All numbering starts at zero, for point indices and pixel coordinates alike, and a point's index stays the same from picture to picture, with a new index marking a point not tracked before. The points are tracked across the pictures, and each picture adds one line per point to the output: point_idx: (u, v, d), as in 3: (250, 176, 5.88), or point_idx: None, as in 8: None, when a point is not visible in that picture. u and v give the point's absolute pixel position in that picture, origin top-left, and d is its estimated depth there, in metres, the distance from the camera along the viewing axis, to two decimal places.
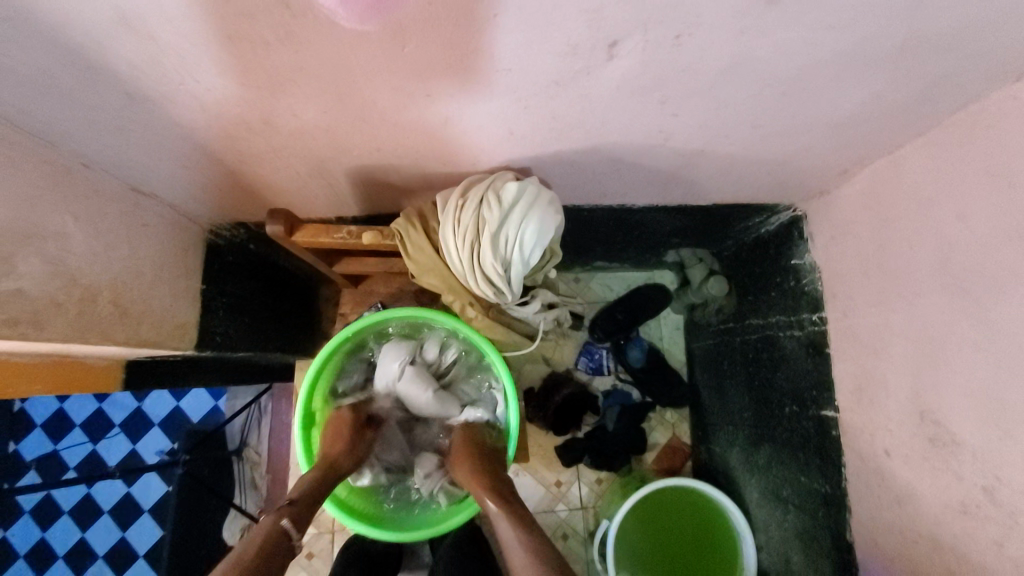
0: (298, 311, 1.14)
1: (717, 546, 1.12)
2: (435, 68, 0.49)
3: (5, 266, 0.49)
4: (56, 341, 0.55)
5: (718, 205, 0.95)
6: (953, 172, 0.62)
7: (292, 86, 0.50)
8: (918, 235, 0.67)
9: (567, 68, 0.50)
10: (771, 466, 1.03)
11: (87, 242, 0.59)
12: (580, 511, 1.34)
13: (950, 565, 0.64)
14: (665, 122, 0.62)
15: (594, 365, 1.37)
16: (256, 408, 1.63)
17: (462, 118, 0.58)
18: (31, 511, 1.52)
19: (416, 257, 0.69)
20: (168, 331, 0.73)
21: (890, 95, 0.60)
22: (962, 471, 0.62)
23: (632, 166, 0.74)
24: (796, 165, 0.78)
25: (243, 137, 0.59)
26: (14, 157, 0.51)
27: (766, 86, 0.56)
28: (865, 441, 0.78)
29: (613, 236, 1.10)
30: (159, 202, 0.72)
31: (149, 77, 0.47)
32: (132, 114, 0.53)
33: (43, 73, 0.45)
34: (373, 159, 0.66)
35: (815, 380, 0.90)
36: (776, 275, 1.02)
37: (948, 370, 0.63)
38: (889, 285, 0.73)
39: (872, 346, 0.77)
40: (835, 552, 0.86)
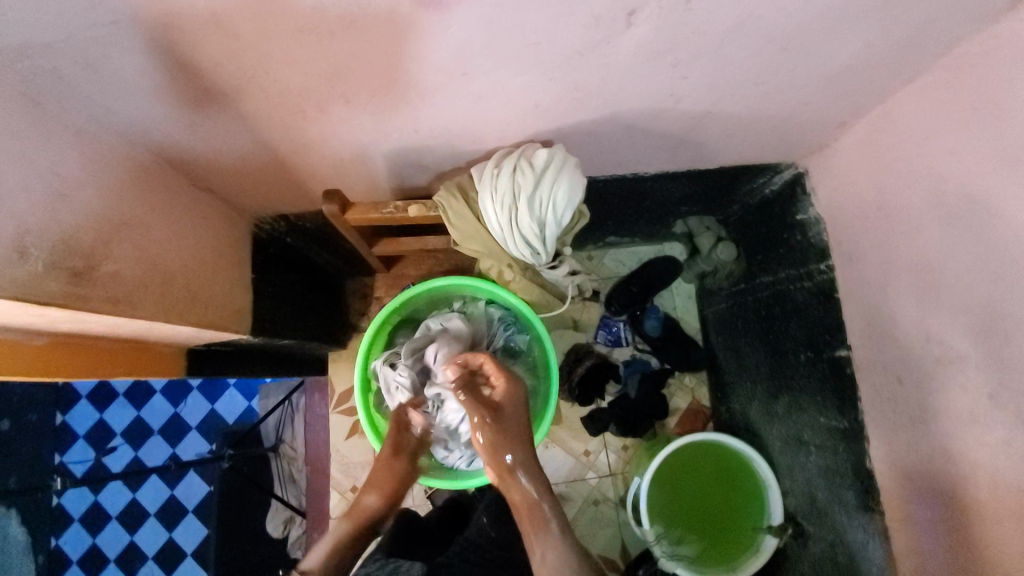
0: (329, 302, 1.19)
1: (743, 498, 1.19)
2: (475, 47, 0.55)
3: (104, 250, 0.55)
4: (148, 319, 0.61)
5: (723, 167, 1.01)
6: (942, 113, 0.68)
7: (349, 73, 0.56)
8: (914, 173, 0.73)
9: (591, 38, 0.56)
10: (790, 413, 1.09)
11: (162, 231, 0.65)
12: (609, 477, 1.40)
13: (965, 473, 0.70)
14: (676, 85, 0.68)
15: (612, 338, 1.43)
16: (289, 405, 1.60)
17: (495, 94, 0.64)
18: (80, 519, 1.60)
19: (459, 225, 0.77)
20: (229, 315, 0.79)
21: (879, 46, 0.66)
22: (969, 384, 0.68)
23: (645, 132, 0.80)
24: (796, 121, 0.84)
25: (297, 125, 0.65)
26: (103, 154, 0.57)
27: (767, 44, 0.62)
28: (879, 373, 0.84)
29: (625, 208, 1.16)
30: (213, 196, 0.78)
31: (224, 70, 0.53)
32: (203, 109, 0.59)
33: (134, 72, 0.51)
34: (411, 141, 0.72)
35: (827, 324, 0.96)
36: (783, 231, 1.08)
37: (951, 293, 0.69)
38: (890, 224, 0.79)
39: (879, 283, 0.83)
40: (858, 482, 0.92)
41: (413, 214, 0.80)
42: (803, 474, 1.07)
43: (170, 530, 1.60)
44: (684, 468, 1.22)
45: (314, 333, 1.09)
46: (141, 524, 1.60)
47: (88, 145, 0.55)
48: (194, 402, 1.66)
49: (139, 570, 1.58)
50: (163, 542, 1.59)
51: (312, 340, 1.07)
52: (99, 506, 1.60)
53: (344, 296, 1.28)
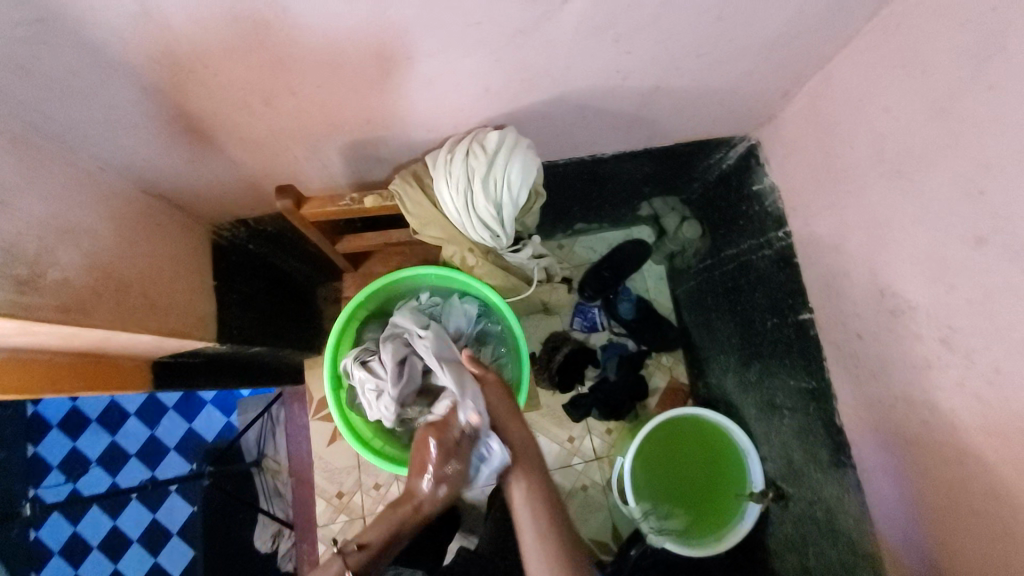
0: (300, 308, 1.18)
1: (726, 469, 1.21)
2: (417, 32, 0.56)
3: (50, 257, 0.54)
4: (102, 327, 0.59)
5: (679, 144, 1.03)
6: (876, 72, 0.71)
7: (291, 63, 0.56)
8: (856, 134, 0.76)
9: (530, 15, 0.57)
10: (763, 380, 1.12)
11: (112, 237, 0.64)
12: (595, 462, 1.41)
13: (925, 417, 0.73)
14: (620, 61, 0.69)
15: (588, 324, 1.44)
16: (269, 417, 1.58)
17: (442, 79, 0.65)
18: (60, 552, 1.52)
19: (416, 212, 0.79)
20: (192, 323, 0.78)
21: (811, 11, 0.68)
22: (922, 331, 0.71)
23: (596, 112, 0.82)
24: (743, 92, 0.86)
25: (245, 122, 0.65)
26: (41, 159, 0.56)
27: (704, 14, 0.64)
28: (840, 331, 0.87)
29: (588, 193, 1.17)
30: (166, 203, 0.77)
31: (161, 65, 0.53)
32: (145, 109, 0.58)
33: (67, 73, 0.51)
34: (363, 133, 0.72)
35: (788, 290, 0.99)
36: (741, 204, 1.10)
37: (898, 245, 0.72)
38: (838, 186, 0.82)
39: (833, 244, 0.85)
40: (830, 439, 0.94)
41: (370, 206, 0.80)
42: (779, 439, 1.10)
43: (154, 555, 1.56)
44: (668, 443, 1.24)
45: (286, 338, 1.08)
46: (124, 551, 1.56)
47: (26, 151, 0.54)
48: (171, 422, 1.64)
49: None
50: (147, 569, 1.55)
51: (285, 345, 1.06)
52: (77, 537, 1.55)
53: (315, 301, 1.27)
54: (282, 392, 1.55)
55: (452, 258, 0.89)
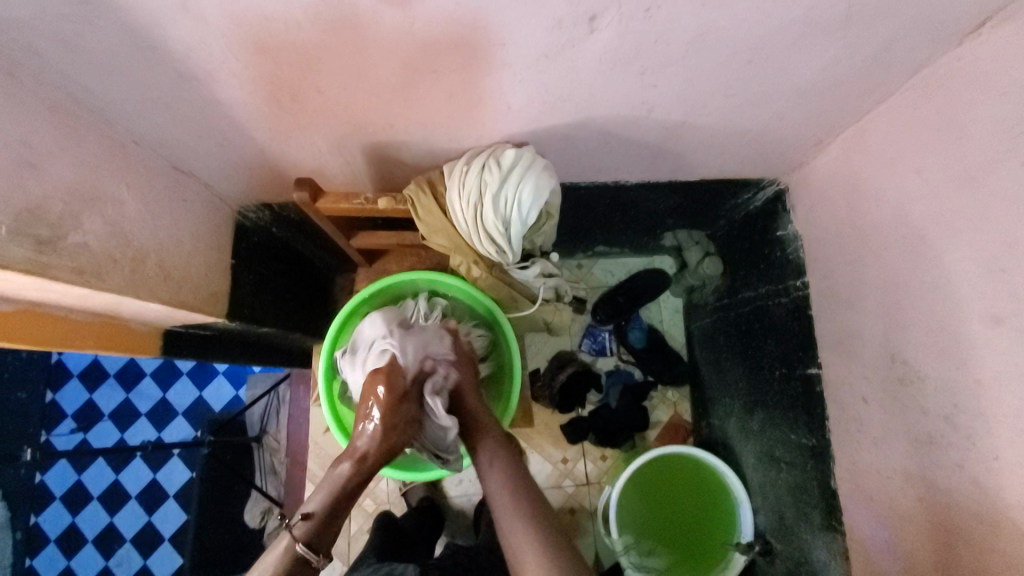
0: (316, 294, 1.21)
1: (715, 514, 1.18)
2: (443, 47, 0.57)
3: (74, 221, 0.57)
4: (114, 292, 0.62)
5: (706, 181, 1.02)
6: (911, 132, 0.69)
7: (320, 63, 0.58)
8: (883, 192, 0.74)
9: (556, 41, 0.58)
10: (764, 430, 1.09)
11: (138, 208, 0.67)
12: (586, 487, 1.38)
13: (920, 493, 0.70)
14: (647, 93, 0.69)
15: (597, 347, 1.43)
16: (276, 396, 1.62)
17: (467, 93, 0.66)
18: (62, 497, 1.61)
19: (428, 221, 0.82)
20: (203, 298, 0.81)
21: (848, 64, 0.67)
22: (926, 404, 0.68)
23: (621, 140, 0.82)
24: (774, 137, 0.85)
25: (274, 113, 0.68)
26: (79, 129, 0.59)
27: (734, 56, 0.63)
28: (845, 391, 0.85)
29: (610, 217, 1.17)
30: (195, 181, 0.80)
31: (200, 55, 0.56)
32: (181, 92, 0.61)
33: (112, 53, 0.54)
34: (388, 135, 0.74)
35: (800, 342, 0.96)
36: (764, 247, 1.08)
37: (913, 312, 0.70)
38: (860, 243, 0.80)
39: (848, 301, 0.83)
40: (823, 500, 0.91)
41: (382, 207, 0.82)
42: (774, 492, 1.07)
43: (150, 514, 1.61)
44: (660, 480, 1.21)
45: (297, 324, 1.11)
46: (122, 505, 1.62)
47: (64, 120, 0.57)
48: (182, 388, 1.69)
49: (116, 553, 1.59)
50: (141, 526, 1.60)
51: (294, 330, 1.09)
52: (81, 485, 1.61)
53: (331, 290, 1.29)
54: (290, 374, 1.61)
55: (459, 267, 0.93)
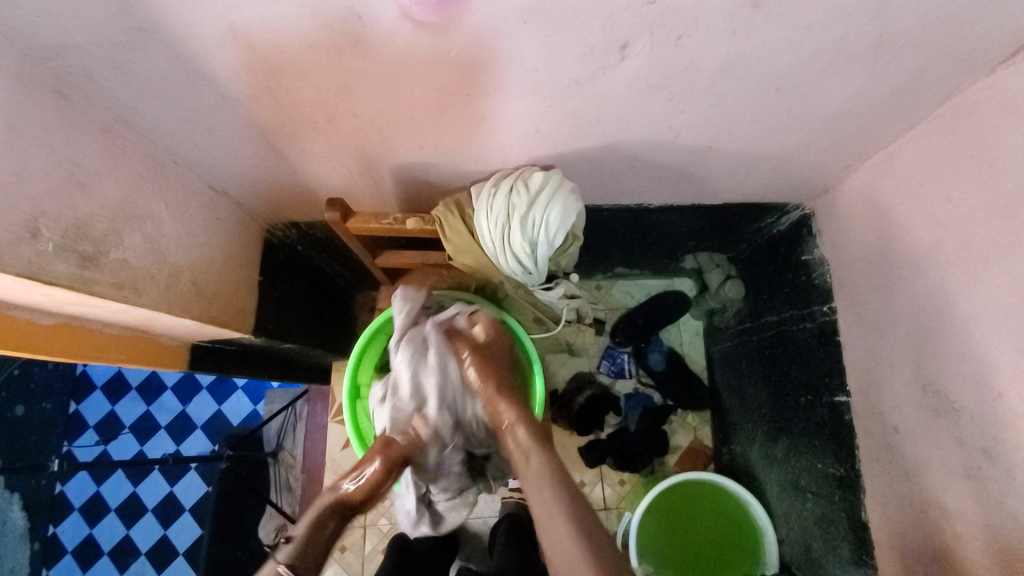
0: (337, 312, 1.22)
1: (738, 545, 1.15)
2: (476, 70, 0.58)
3: (115, 237, 0.59)
4: (149, 307, 0.64)
5: (729, 205, 1.02)
6: (942, 159, 0.69)
7: (356, 89, 0.60)
8: (913, 219, 0.73)
9: (586, 68, 0.59)
10: (789, 458, 1.07)
11: (174, 226, 0.69)
12: (603, 512, 1.35)
13: (958, 530, 0.68)
14: (673, 119, 0.70)
15: (615, 368, 1.42)
16: (292, 412, 1.63)
17: (497, 117, 0.67)
18: (81, 508, 1.62)
19: (454, 240, 0.82)
20: (232, 314, 0.82)
21: (875, 91, 0.67)
22: (963, 437, 0.66)
23: (646, 164, 0.82)
24: (798, 162, 0.85)
25: (308, 137, 0.70)
26: (123, 148, 0.62)
27: (762, 83, 0.64)
28: (876, 420, 0.83)
29: (631, 239, 1.17)
30: (228, 200, 0.82)
31: (241, 80, 0.58)
32: (223, 116, 0.64)
33: (159, 78, 0.56)
34: (416, 158, 0.76)
35: (827, 367, 0.95)
36: (788, 271, 1.07)
37: (946, 341, 0.69)
38: (889, 269, 0.79)
39: (878, 328, 0.82)
40: (854, 534, 0.89)
41: (411, 227, 0.83)
42: (799, 522, 1.04)
43: (166, 527, 1.62)
44: (683, 505, 1.19)
45: (319, 341, 1.13)
46: (138, 518, 1.62)
47: (112, 140, 0.60)
48: (202, 402, 1.71)
49: (131, 565, 1.59)
50: (157, 539, 1.61)
51: (316, 347, 1.10)
52: (100, 497, 1.63)
53: (352, 308, 1.30)
54: (308, 391, 1.62)
55: (482, 286, 0.93)
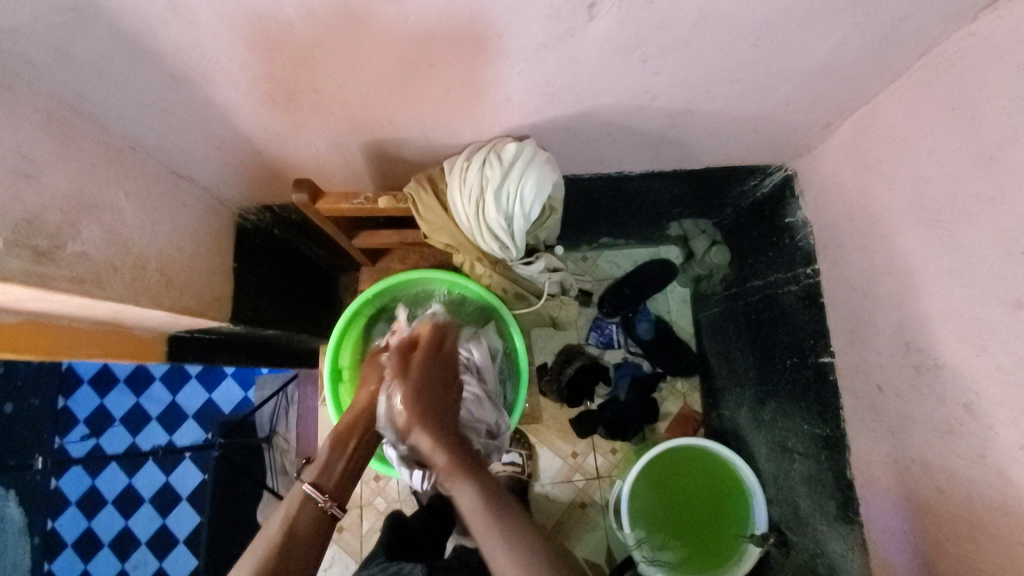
0: (320, 294, 1.20)
1: (728, 508, 1.17)
2: (437, 38, 0.55)
3: (72, 230, 0.56)
4: (116, 300, 0.62)
5: (711, 168, 1.00)
6: (923, 113, 0.67)
7: (314, 61, 0.57)
8: (895, 175, 0.72)
9: (555, 30, 0.56)
10: (777, 420, 1.08)
11: (136, 215, 0.66)
12: (595, 481, 1.37)
13: (939, 483, 0.70)
14: (649, 81, 0.68)
15: (604, 339, 1.42)
16: (284, 397, 1.62)
17: (465, 85, 0.64)
18: (77, 502, 1.61)
19: (429, 218, 0.81)
20: (206, 302, 0.80)
21: (857, 43, 0.65)
22: (944, 392, 0.67)
23: (624, 130, 0.80)
24: (780, 121, 0.83)
25: (271, 115, 0.67)
26: (73, 136, 0.58)
27: (738, 40, 0.61)
28: (860, 380, 0.83)
29: (614, 208, 1.15)
30: (195, 185, 0.79)
31: (192, 58, 0.55)
32: (178, 96, 0.61)
33: (102, 59, 0.53)
34: (386, 133, 0.73)
35: (812, 329, 0.94)
36: (773, 234, 1.06)
37: (928, 298, 0.68)
38: (873, 229, 0.78)
39: (861, 288, 0.81)
40: (839, 492, 0.90)
41: (383, 206, 0.82)
42: (787, 482, 1.06)
43: (163, 516, 1.62)
44: (670, 471, 1.20)
45: (302, 325, 1.11)
46: (136, 509, 1.62)
47: (60, 128, 0.57)
48: (192, 391, 1.69)
49: (133, 555, 1.60)
50: (156, 528, 1.61)
51: (299, 332, 1.08)
52: (94, 490, 1.62)
53: (334, 290, 1.28)
54: (298, 374, 1.60)
55: (463, 264, 0.92)
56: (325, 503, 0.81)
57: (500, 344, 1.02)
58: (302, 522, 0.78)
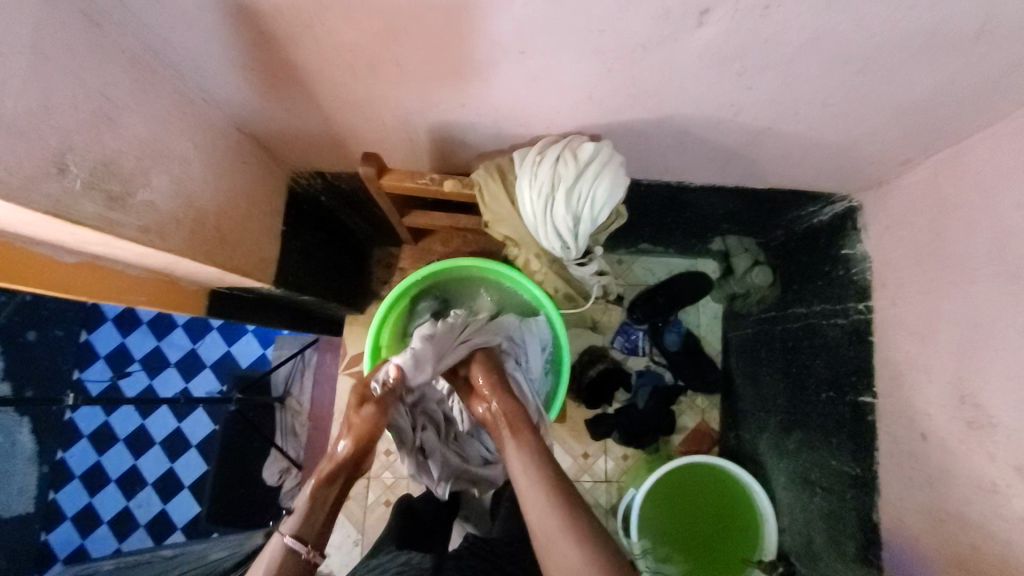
0: (354, 264, 1.19)
1: (738, 531, 1.16)
2: (538, 27, 0.54)
3: (143, 177, 0.56)
4: (175, 252, 0.61)
5: (772, 189, 0.98)
6: (1019, 163, 0.64)
7: (405, 35, 0.56)
8: (976, 223, 0.69)
9: (659, 31, 0.54)
10: (801, 451, 1.06)
11: (202, 168, 0.66)
12: (603, 484, 1.36)
13: (976, 542, 0.68)
14: (739, 95, 0.65)
15: (629, 345, 1.40)
16: (301, 360, 1.63)
17: (551, 76, 0.62)
18: (89, 436, 1.64)
19: (493, 208, 0.79)
20: (254, 263, 0.80)
21: (963, 82, 0.62)
22: (999, 452, 0.65)
23: (697, 140, 0.77)
24: (858, 151, 0.80)
25: (345, 83, 0.65)
26: (152, 81, 0.57)
27: (844, 64, 0.59)
28: (903, 425, 0.81)
29: (663, 216, 1.12)
30: (254, 142, 0.78)
31: (283, 16, 0.53)
32: (259, 53, 0.59)
33: (195, 7, 0.52)
34: (457, 115, 0.72)
35: (855, 366, 0.92)
36: (825, 264, 1.03)
37: (995, 355, 0.66)
38: (941, 275, 0.75)
39: (919, 333, 0.79)
40: (862, 532, 0.89)
41: (448, 189, 0.80)
42: (804, 514, 1.05)
43: (172, 461, 1.65)
44: (683, 488, 1.20)
45: (336, 294, 1.10)
46: (146, 450, 1.65)
47: (142, 73, 0.56)
48: (212, 342, 1.70)
49: (138, 495, 1.62)
50: (163, 472, 1.64)
51: (333, 300, 1.07)
52: (108, 427, 1.65)
53: (368, 263, 1.27)
54: (318, 339, 1.60)
55: (517, 257, 0.92)
56: (309, 554, 0.69)
57: (549, 337, 0.99)
58: None
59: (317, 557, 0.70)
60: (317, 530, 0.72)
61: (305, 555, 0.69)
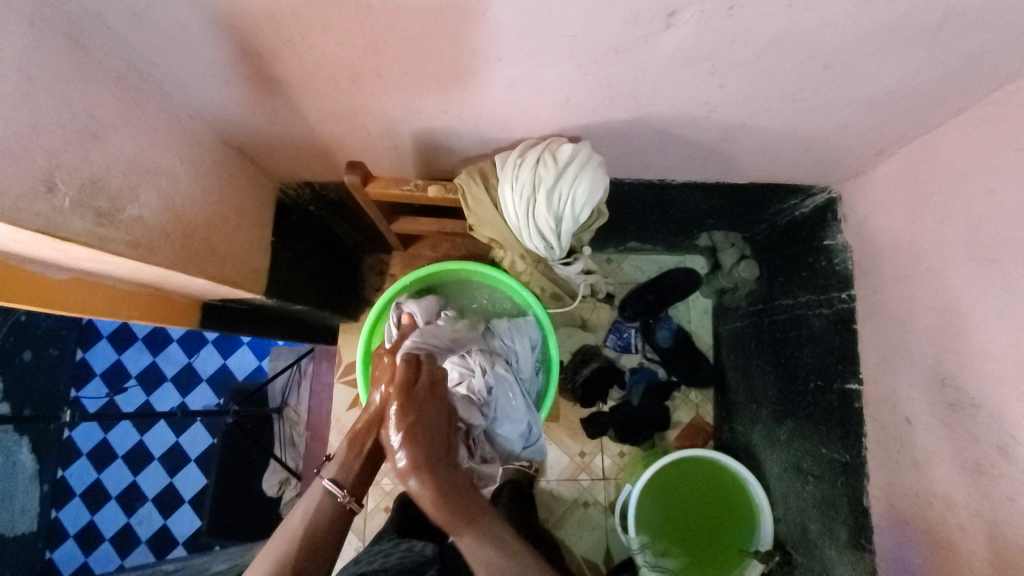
0: (345, 272, 1.19)
1: (735, 522, 1.17)
2: (512, 35, 0.55)
3: (131, 194, 0.57)
4: (165, 265, 0.63)
5: (753, 184, 0.99)
6: (986, 150, 0.66)
7: (384, 47, 0.57)
8: (949, 209, 0.71)
9: (630, 35, 0.55)
10: (793, 440, 1.07)
11: (189, 182, 0.67)
12: (601, 481, 1.37)
13: (962, 521, 0.69)
14: (712, 94, 0.67)
15: (622, 343, 1.40)
16: (297, 370, 1.64)
17: (528, 81, 0.63)
18: (88, 453, 1.64)
19: (476, 211, 0.81)
20: (245, 274, 0.81)
21: (928, 74, 0.64)
22: (979, 432, 0.67)
23: (676, 138, 0.79)
24: (833, 143, 0.82)
25: (328, 94, 0.67)
26: (137, 99, 0.59)
27: (811, 60, 0.61)
28: (888, 410, 0.83)
29: (648, 214, 1.14)
30: (241, 155, 0.79)
31: (263, 31, 0.55)
32: (241, 69, 0.61)
33: (177, 26, 0.53)
34: (439, 122, 0.73)
35: (840, 354, 0.94)
36: (808, 256, 1.05)
37: (971, 337, 0.68)
38: (919, 261, 0.77)
39: (900, 319, 0.80)
40: (853, 518, 0.91)
41: (432, 195, 0.82)
42: (798, 503, 1.07)
43: (171, 475, 1.65)
44: (679, 482, 1.21)
45: (328, 302, 1.11)
46: (145, 465, 1.65)
47: (127, 92, 0.57)
48: (208, 355, 1.71)
49: (138, 510, 1.63)
50: (163, 487, 1.64)
51: (325, 309, 1.08)
52: (106, 444, 1.65)
53: (359, 271, 1.28)
54: (313, 348, 1.61)
55: (504, 259, 0.94)
56: (343, 498, 0.81)
57: (539, 338, 1.00)
58: (321, 520, 0.77)
59: (350, 502, 0.82)
60: (350, 481, 0.83)
61: (342, 497, 0.81)
